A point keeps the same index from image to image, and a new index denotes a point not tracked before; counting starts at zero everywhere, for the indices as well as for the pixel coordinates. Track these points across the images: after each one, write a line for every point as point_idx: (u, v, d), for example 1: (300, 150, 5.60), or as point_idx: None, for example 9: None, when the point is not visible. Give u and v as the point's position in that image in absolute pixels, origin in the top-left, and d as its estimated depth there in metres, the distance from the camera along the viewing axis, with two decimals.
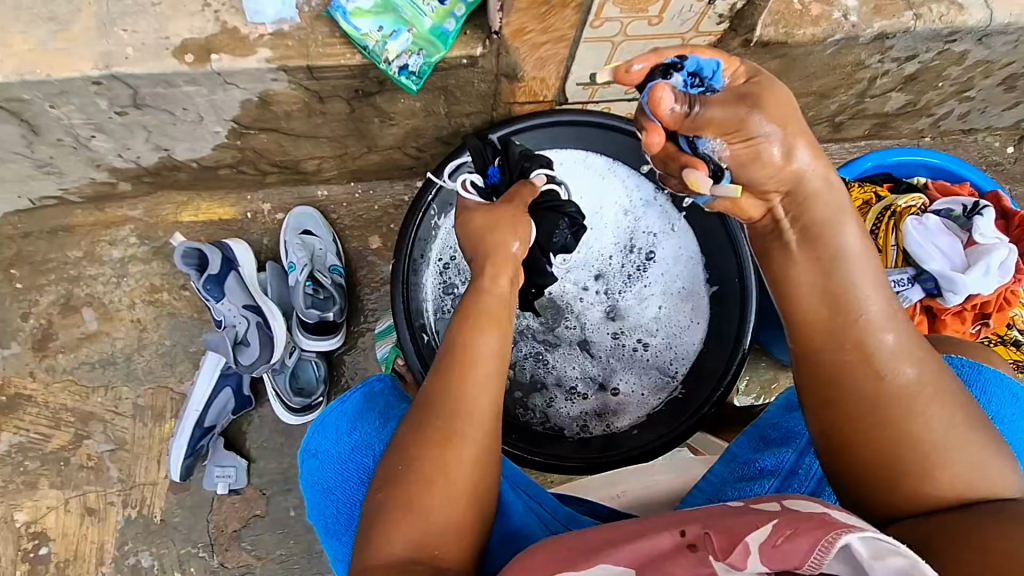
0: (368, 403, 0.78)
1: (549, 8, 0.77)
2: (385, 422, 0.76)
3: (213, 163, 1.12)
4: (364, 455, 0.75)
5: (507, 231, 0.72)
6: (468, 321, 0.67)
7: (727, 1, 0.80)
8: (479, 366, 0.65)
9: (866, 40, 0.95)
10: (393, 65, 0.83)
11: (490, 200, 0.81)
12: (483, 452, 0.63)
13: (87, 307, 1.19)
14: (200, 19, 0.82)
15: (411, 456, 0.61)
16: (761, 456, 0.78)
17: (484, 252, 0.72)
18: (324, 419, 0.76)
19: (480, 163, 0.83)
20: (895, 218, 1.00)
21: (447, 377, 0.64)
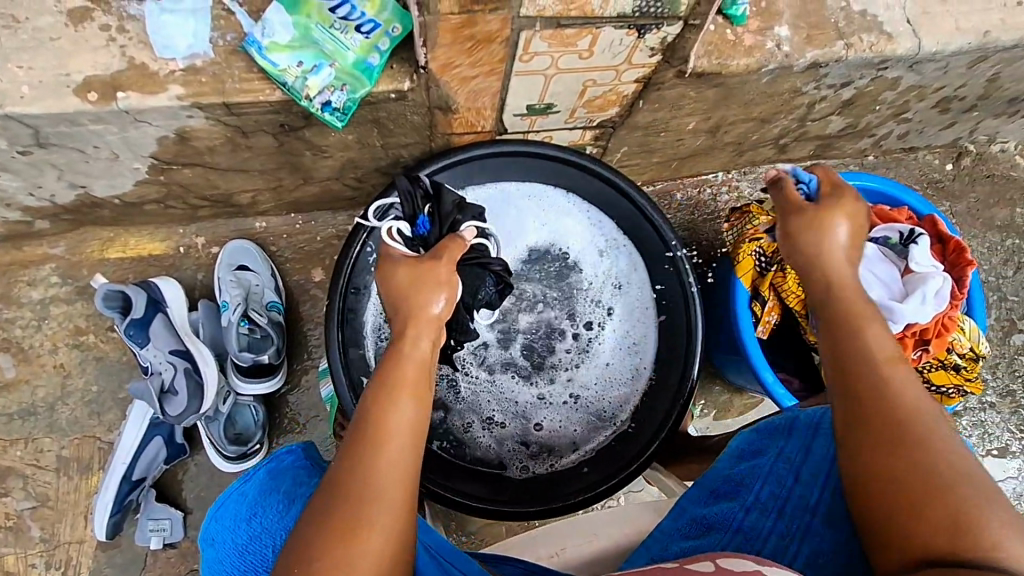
0: (273, 482, 0.74)
1: (474, 43, 0.75)
2: (288, 504, 0.71)
3: (138, 199, 1.06)
4: (263, 545, 0.70)
5: (431, 289, 0.71)
6: (383, 392, 0.64)
7: (656, 35, 0.79)
8: (395, 436, 0.62)
9: (801, 69, 0.95)
10: (315, 101, 0.80)
11: (417, 252, 0.79)
12: (395, 534, 0.58)
13: (3, 353, 1.12)
14: (105, 54, 0.76)
15: (310, 548, 0.56)
16: (710, 509, 0.75)
17: (404, 316, 0.70)
18: (223, 504, 0.73)
19: (410, 213, 0.83)
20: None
21: (357, 454, 0.61)
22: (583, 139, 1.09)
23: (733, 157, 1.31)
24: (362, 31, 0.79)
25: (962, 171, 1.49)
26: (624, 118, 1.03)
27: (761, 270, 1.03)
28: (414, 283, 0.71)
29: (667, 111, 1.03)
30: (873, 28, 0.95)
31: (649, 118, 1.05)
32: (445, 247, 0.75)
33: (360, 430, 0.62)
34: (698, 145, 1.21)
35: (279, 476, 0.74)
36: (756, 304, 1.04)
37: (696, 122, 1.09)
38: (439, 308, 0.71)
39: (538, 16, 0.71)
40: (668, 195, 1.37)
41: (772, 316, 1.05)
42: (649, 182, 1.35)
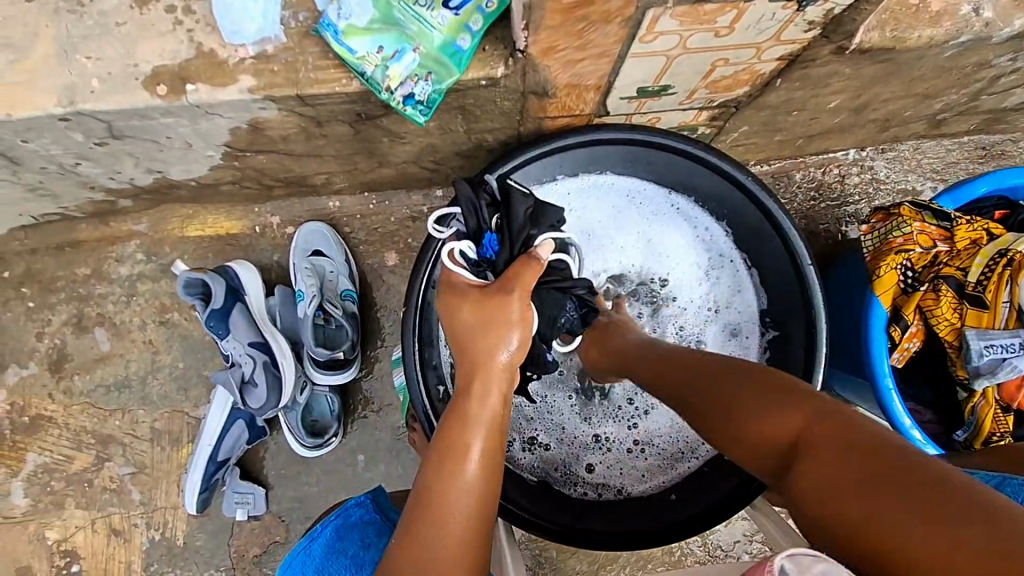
0: (340, 541, 0.79)
1: (588, 24, 0.61)
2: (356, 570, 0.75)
3: (213, 181, 1.02)
4: None
5: (503, 329, 0.61)
6: (445, 461, 0.58)
7: (822, 6, 0.62)
8: (454, 509, 0.56)
9: (1000, 40, 0.74)
10: (396, 94, 0.69)
11: (482, 279, 0.68)
12: None
13: (99, 327, 1.15)
14: (173, 41, 0.69)
15: None
16: None
17: (470, 364, 0.61)
18: (293, 561, 0.79)
19: (475, 229, 0.70)
20: (1011, 267, 0.82)
21: (415, 538, 0.55)
22: (696, 120, 0.92)
23: (873, 133, 1.09)
24: (450, 6, 0.66)
25: None
26: (752, 99, 0.86)
27: (906, 288, 0.87)
28: (481, 323, 0.62)
29: (808, 90, 0.84)
30: None
31: (784, 97, 0.86)
32: (519, 271, 0.63)
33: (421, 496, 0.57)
34: (835, 123, 1.00)
35: (348, 534, 0.80)
36: (896, 328, 0.89)
37: (841, 100, 0.90)
38: (509, 359, 0.61)
39: None
40: (786, 175, 1.17)
41: (913, 344, 0.89)
42: (764, 160, 1.15)
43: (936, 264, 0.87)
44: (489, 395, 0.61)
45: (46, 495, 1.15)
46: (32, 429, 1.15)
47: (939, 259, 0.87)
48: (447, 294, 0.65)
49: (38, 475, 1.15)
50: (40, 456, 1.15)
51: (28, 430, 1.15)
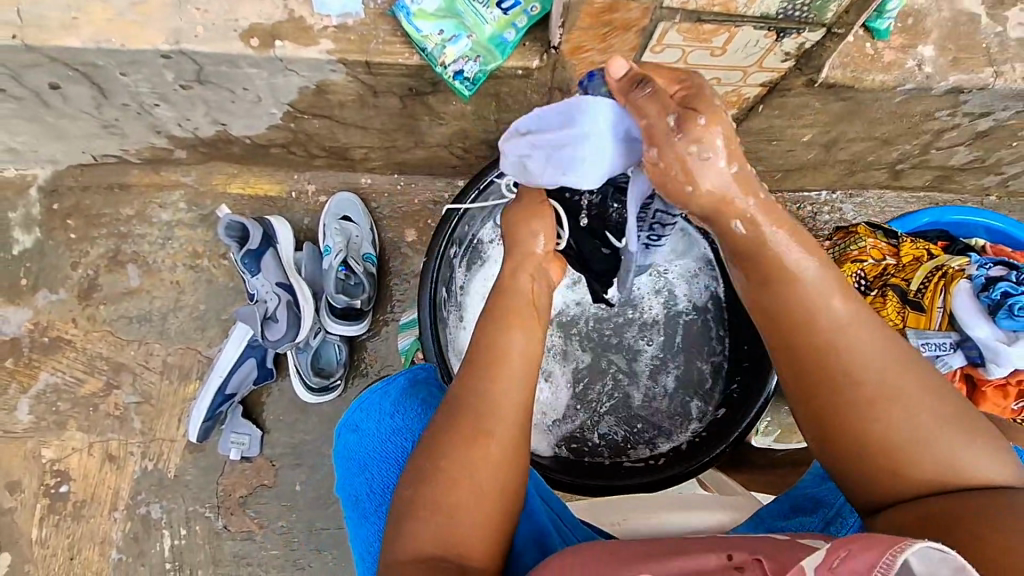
0: (410, 390, 0.89)
1: (610, 29, 0.77)
2: (425, 409, 0.86)
3: (266, 142, 1.15)
4: (402, 439, 0.85)
5: (527, 226, 0.77)
6: (494, 328, 0.73)
7: (796, 40, 0.79)
8: (512, 363, 0.71)
9: (939, 93, 0.91)
10: (449, 69, 0.84)
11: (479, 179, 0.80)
12: (508, 454, 0.68)
13: (131, 264, 1.25)
14: (270, 6, 0.84)
15: (440, 464, 0.67)
16: (787, 523, 0.77)
17: (510, 253, 0.77)
18: (370, 399, 0.89)
19: None
20: (946, 278, 0.95)
21: (478, 380, 0.70)
22: None
23: (842, 176, 1.26)
24: (502, 7, 0.82)
25: None
26: (739, 122, 1.01)
27: (859, 293, 1.00)
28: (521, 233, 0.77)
29: (786, 118, 1.00)
30: None
31: (766, 123, 1.02)
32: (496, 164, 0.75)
33: (473, 367, 0.71)
34: (809, 159, 1.17)
35: (418, 385, 0.90)
36: None
37: (813, 135, 1.06)
38: (541, 241, 0.78)
39: (680, 8, 0.72)
40: None
41: None
42: None
43: (885, 275, 1.00)
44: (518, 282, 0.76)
45: (50, 415, 1.20)
46: (50, 349, 1.22)
47: (888, 270, 1.00)
48: None
49: (47, 394, 1.21)
50: (52, 377, 1.21)
51: (45, 350, 1.22)
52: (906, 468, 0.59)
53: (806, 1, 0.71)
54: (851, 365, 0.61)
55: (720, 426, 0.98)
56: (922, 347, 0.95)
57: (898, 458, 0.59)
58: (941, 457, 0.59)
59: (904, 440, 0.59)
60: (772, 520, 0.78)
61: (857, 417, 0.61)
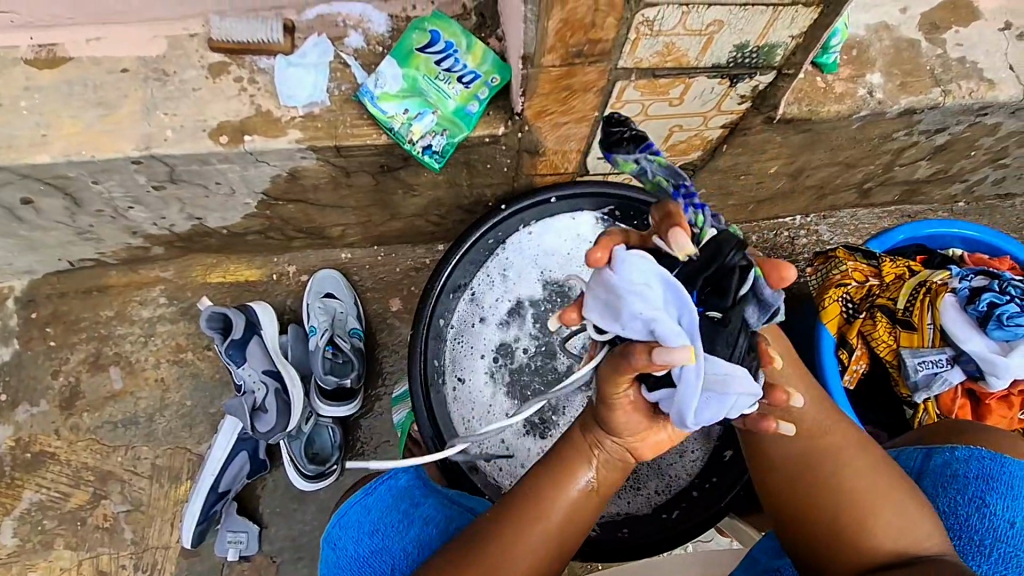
0: (394, 499, 0.78)
1: (571, 92, 0.79)
2: (409, 524, 0.76)
3: (243, 230, 1.15)
4: (383, 560, 0.74)
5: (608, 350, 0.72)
6: (544, 473, 0.70)
7: (749, 84, 0.81)
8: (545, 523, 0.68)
9: (893, 116, 0.94)
10: (417, 145, 0.86)
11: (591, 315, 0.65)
12: None
13: (114, 366, 1.22)
14: (237, 102, 0.85)
15: None
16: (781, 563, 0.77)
17: None
18: (347, 512, 0.76)
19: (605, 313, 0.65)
20: (931, 294, 0.95)
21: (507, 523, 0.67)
22: None
23: (813, 200, 1.29)
24: (463, 81, 0.85)
25: None
26: (706, 162, 1.04)
27: (848, 316, 1.00)
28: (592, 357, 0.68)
29: (750, 155, 1.03)
30: (972, 75, 0.94)
31: (731, 161, 1.05)
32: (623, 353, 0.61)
33: (508, 508, 0.69)
34: (778, 189, 1.19)
35: (402, 495, 0.78)
36: (843, 352, 1.00)
37: (779, 167, 1.09)
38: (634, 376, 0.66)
39: (635, 67, 0.75)
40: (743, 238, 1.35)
41: (859, 365, 1.00)
42: None
43: (870, 296, 1.00)
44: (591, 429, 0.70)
45: (35, 535, 1.15)
46: (32, 465, 1.17)
47: (872, 292, 1.00)
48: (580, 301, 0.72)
49: (30, 514, 1.15)
50: (35, 495, 1.16)
51: (28, 467, 1.17)
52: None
53: (754, 48, 0.74)
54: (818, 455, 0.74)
55: (730, 474, 0.97)
56: (920, 364, 0.94)
57: (871, 539, 0.68)
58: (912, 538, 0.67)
59: (900, 537, 0.67)
60: (765, 560, 0.80)
61: (816, 488, 0.73)
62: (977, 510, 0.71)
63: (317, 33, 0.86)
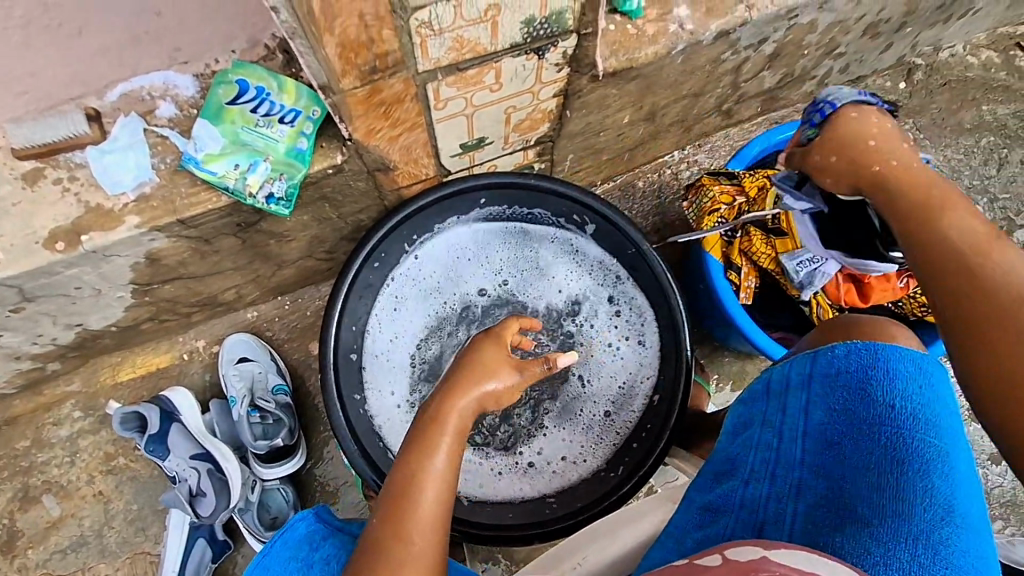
0: (292, 549, 0.78)
1: (387, 106, 0.79)
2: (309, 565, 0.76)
3: (132, 322, 1.12)
4: None
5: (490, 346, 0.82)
6: (415, 449, 0.70)
7: (556, 52, 0.83)
8: (426, 496, 0.67)
9: (710, 41, 0.97)
10: (259, 196, 0.84)
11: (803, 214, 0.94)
12: None
13: (46, 494, 1.18)
14: (63, 205, 0.82)
15: None
16: (714, 493, 0.71)
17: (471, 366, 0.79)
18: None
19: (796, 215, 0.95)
20: None
21: (391, 516, 0.66)
22: (527, 158, 1.12)
23: (682, 134, 1.33)
24: (285, 122, 0.84)
25: (915, 88, 1.50)
26: (558, 130, 1.06)
27: (728, 239, 1.06)
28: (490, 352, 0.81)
29: (598, 112, 1.05)
30: None
31: (582, 123, 1.07)
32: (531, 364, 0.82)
33: (383, 504, 0.67)
34: (642, 133, 1.23)
35: (297, 544, 0.78)
36: (733, 272, 1.07)
37: (631, 115, 1.12)
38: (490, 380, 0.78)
39: (435, 67, 0.75)
40: (630, 186, 1.39)
41: (750, 280, 1.07)
42: (608, 179, 1.37)
43: (743, 214, 1.05)
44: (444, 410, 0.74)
45: None
46: None
47: (743, 209, 1.05)
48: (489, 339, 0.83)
49: None
50: None
51: None
52: (1006, 382, 0.57)
53: (541, 19, 0.75)
54: (951, 243, 0.64)
55: (662, 416, 1.02)
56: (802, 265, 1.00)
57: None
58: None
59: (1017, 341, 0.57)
60: (701, 496, 0.73)
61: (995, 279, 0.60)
62: (865, 401, 0.67)
63: (126, 113, 0.84)
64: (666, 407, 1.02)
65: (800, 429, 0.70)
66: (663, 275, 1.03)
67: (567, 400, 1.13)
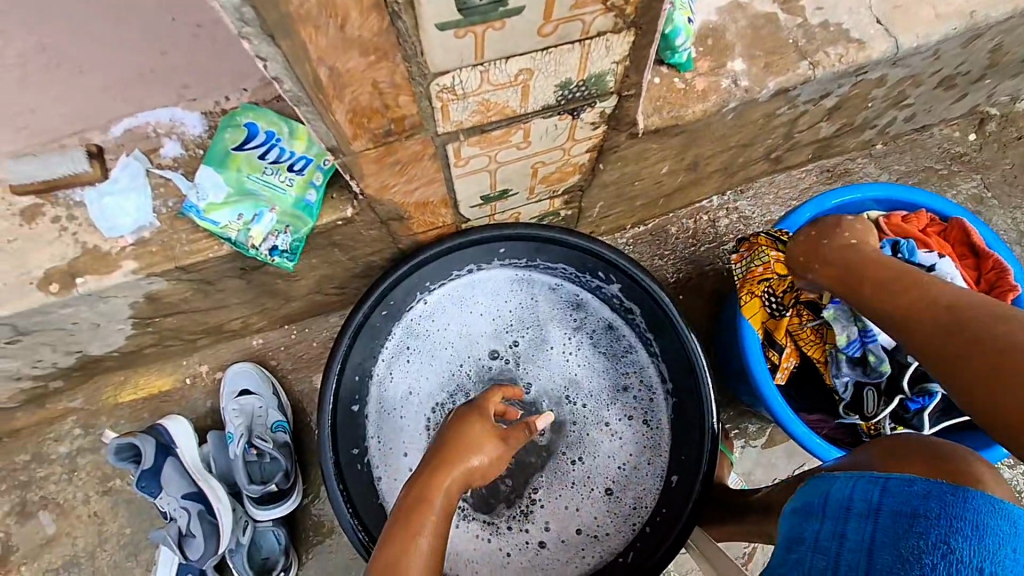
0: None
1: (402, 165, 0.72)
2: None
3: (135, 348, 1.09)
4: None
5: (474, 420, 0.79)
6: (400, 526, 0.67)
7: (592, 111, 0.74)
8: None
9: (766, 98, 0.88)
10: (262, 249, 0.79)
11: None
12: None
13: (43, 510, 1.17)
14: (59, 245, 0.78)
15: None
16: None
17: (454, 441, 0.76)
18: None
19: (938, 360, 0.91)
20: None
21: None
22: (554, 206, 1.04)
23: (724, 181, 1.22)
24: (295, 170, 0.78)
25: (986, 140, 1.37)
26: (590, 181, 0.97)
27: (773, 313, 0.96)
28: (463, 429, 0.78)
29: (634, 165, 0.96)
30: (839, 39, 0.88)
31: (617, 174, 0.98)
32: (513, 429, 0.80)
33: None
34: (681, 182, 1.13)
35: None
36: (773, 351, 0.98)
37: (671, 165, 1.03)
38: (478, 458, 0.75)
39: (457, 129, 0.68)
40: (663, 231, 1.29)
41: (792, 362, 0.97)
42: (640, 222, 1.28)
43: (794, 289, 0.95)
44: (426, 493, 0.70)
45: None
46: None
47: (796, 284, 0.95)
48: (466, 414, 0.81)
49: None
50: None
51: None
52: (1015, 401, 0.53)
53: (579, 82, 0.67)
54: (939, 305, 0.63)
55: (678, 503, 0.95)
56: (852, 357, 0.92)
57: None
58: None
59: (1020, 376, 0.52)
60: None
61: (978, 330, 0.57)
62: (913, 534, 0.58)
63: (128, 152, 0.79)
64: (683, 494, 0.95)
65: (864, 537, 0.62)
66: (690, 343, 0.95)
67: (573, 472, 1.08)
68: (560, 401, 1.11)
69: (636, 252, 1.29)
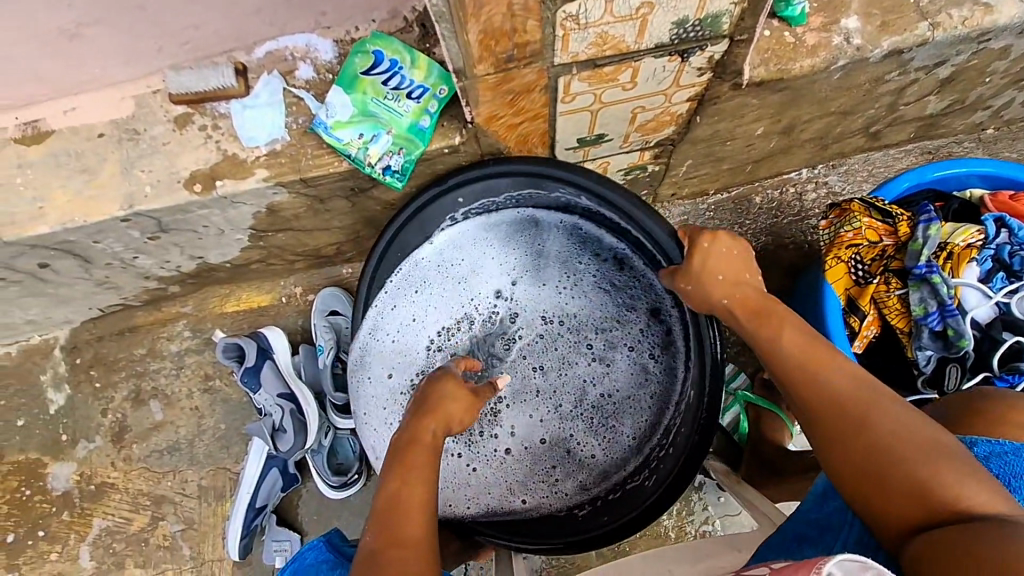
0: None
1: (514, 95, 0.77)
2: None
3: (244, 261, 1.21)
4: None
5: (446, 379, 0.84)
6: (397, 470, 0.73)
7: (702, 56, 0.77)
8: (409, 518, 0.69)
9: (877, 59, 0.87)
10: (376, 167, 0.87)
11: None
12: None
13: (153, 399, 1.32)
14: (204, 150, 0.89)
15: None
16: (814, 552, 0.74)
17: (434, 396, 0.81)
18: None
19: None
20: (954, 259, 0.92)
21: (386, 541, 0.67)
22: (642, 159, 1.06)
23: (816, 152, 1.20)
24: (412, 97, 0.85)
25: None
26: (682, 135, 0.99)
27: (858, 279, 0.96)
28: (434, 387, 0.82)
29: (730, 121, 0.97)
30: (964, 2, 0.86)
31: (710, 130, 1.00)
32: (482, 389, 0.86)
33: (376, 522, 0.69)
34: (772, 147, 1.13)
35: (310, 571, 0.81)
36: (853, 317, 0.97)
37: (765, 127, 1.03)
38: (457, 407, 0.81)
39: (572, 61, 0.72)
40: (746, 200, 1.28)
41: (871, 331, 0.96)
42: (723, 188, 1.27)
43: (884, 257, 0.95)
44: (418, 434, 0.76)
45: (108, 557, 1.28)
46: (97, 496, 1.29)
47: (886, 252, 0.95)
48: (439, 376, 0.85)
49: (102, 538, 1.28)
50: (103, 520, 1.29)
51: (93, 497, 1.29)
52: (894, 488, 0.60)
53: (695, 21, 0.69)
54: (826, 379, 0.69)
55: (681, 441, 0.93)
56: (933, 329, 0.92)
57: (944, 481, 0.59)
58: (955, 484, 0.58)
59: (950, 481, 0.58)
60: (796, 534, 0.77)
61: (880, 419, 0.64)
62: None
63: (269, 71, 0.89)
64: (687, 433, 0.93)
65: None
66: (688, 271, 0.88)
67: (580, 406, 1.07)
68: (569, 336, 1.09)
69: (715, 218, 1.28)
